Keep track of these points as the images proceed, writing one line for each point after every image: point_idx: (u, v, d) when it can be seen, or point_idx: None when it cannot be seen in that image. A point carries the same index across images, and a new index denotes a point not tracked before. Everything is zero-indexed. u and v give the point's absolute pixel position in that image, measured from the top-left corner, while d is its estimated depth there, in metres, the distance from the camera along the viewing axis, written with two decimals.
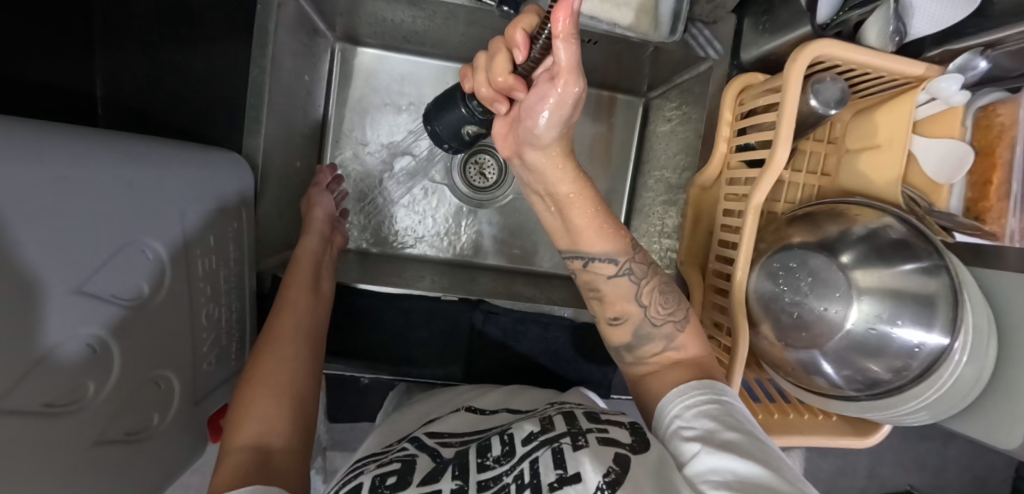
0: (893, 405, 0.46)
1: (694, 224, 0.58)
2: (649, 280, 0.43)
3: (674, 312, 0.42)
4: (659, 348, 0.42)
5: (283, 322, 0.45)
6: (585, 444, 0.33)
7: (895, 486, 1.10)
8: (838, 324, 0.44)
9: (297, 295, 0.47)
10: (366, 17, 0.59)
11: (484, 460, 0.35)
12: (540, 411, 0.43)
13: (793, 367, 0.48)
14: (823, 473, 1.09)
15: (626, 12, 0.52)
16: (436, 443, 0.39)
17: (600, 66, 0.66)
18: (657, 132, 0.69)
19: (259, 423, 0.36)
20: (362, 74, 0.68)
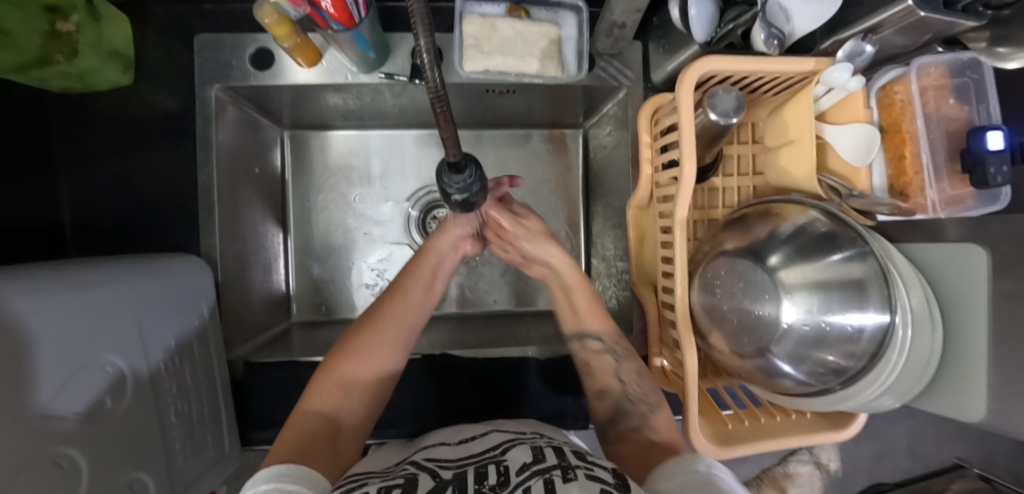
0: (859, 396, 0.45)
1: (638, 243, 0.59)
2: (627, 360, 0.53)
3: (647, 394, 0.51)
4: (634, 424, 0.49)
5: (395, 304, 0.52)
6: (574, 477, 0.36)
7: (940, 463, 1.05)
8: (781, 318, 0.45)
9: (415, 290, 0.54)
10: (305, 107, 0.65)
11: (481, 487, 0.37)
12: (529, 436, 0.46)
13: (754, 376, 0.48)
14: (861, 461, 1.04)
15: (532, 61, 0.55)
16: (434, 467, 0.42)
17: (530, 111, 0.70)
18: (597, 159, 0.72)
19: (334, 396, 0.44)
20: (313, 155, 0.73)
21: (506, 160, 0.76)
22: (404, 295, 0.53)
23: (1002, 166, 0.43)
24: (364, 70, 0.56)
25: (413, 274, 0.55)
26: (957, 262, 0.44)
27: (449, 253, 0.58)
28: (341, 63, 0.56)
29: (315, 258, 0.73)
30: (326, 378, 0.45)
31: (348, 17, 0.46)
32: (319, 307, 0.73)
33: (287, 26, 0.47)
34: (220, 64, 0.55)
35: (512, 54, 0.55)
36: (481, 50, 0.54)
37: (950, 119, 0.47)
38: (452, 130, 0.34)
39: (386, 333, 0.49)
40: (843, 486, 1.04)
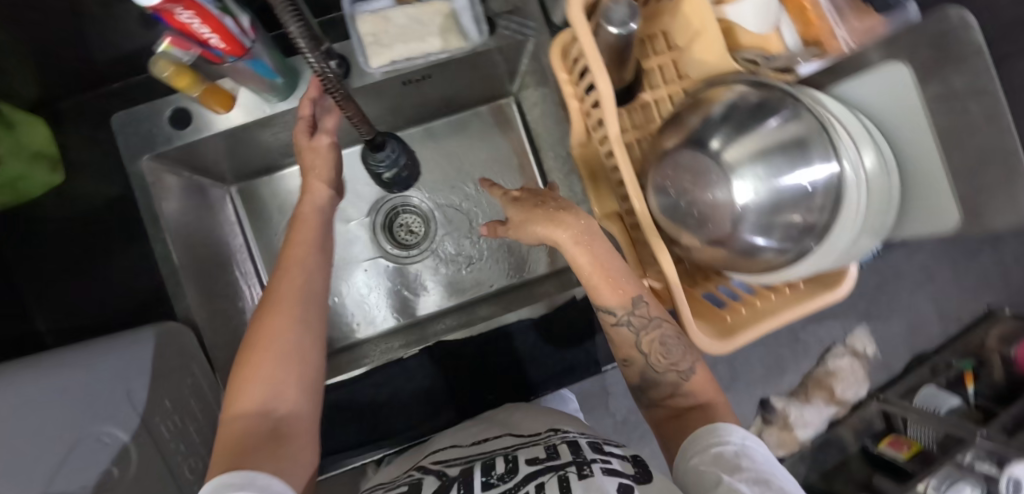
0: (838, 243, 0.45)
1: (593, 178, 0.59)
2: (650, 330, 0.48)
3: (677, 362, 0.48)
4: (668, 393, 0.48)
5: (287, 269, 0.44)
6: (590, 472, 0.36)
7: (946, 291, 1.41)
8: (736, 200, 0.45)
9: (304, 245, 0.47)
10: (242, 156, 0.66)
11: (488, 480, 0.39)
12: (543, 435, 0.46)
13: (735, 261, 0.48)
14: (896, 336, 1.38)
15: (432, 39, 0.56)
16: (440, 468, 0.43)
17: (457, 93, 0.71)
18: (536, 120, 0.73)
19: (262, 386, 0.37)
20: (266, 201, 0.74)
21: (453, 150, 0.77)
22: (288, 264, 0.45)
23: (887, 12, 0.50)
24: (280, 97, 0.57)
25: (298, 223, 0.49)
26: (885, 86, 0.44)
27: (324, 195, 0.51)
28: (255, 98, 0.57)
29: None
30: (246, 370, 0.38)
31: (239, 46, 0.47)
32: None
33: (187, 76, 0.48)
34: (142, 136, 0.56)
35: (411, 39, 0.55)
36: (382, 44, 0.55)
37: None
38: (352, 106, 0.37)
39: (290, 302, 0.42)
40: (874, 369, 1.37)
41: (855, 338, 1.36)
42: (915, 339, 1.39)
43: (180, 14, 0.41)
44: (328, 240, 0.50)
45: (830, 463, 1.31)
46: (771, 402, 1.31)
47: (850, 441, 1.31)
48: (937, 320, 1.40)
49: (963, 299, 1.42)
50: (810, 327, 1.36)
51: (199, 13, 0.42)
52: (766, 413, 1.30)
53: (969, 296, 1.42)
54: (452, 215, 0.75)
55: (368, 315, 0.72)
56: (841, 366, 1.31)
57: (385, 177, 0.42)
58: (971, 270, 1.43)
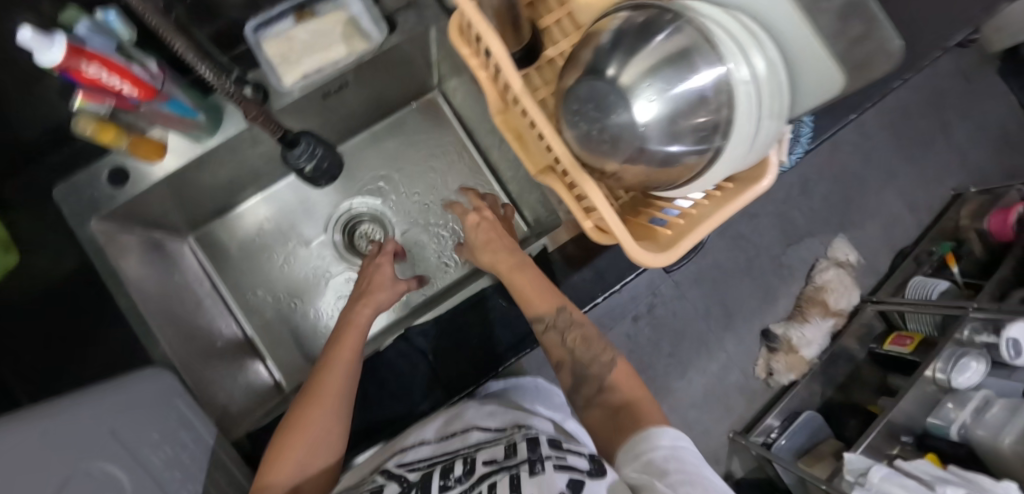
0: (743, 131, 0.47)
1: (518, 138, 0.61)
2: (572, 330, 0.61)
3: (598, 355, 0.60)
4: (595, 389, 0.59)
5: (328, 368, 0.56)
6: (539, 469, 0.46)
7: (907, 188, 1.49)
8: (638, 119, 0.47)
9: (347, 348, 0.58)
10: (190, 202, 0.68)
11: (446, 482, 0.50)
12: (509, 433, 0.56)
13: (656, 170, 0.50)
14: (874, 240, 1.45)
15: (337, 45, 0.59)
16: (402, 472, 0.54)
17: (382, 96, 0.74)
18: (465, 106, 0.77)
19: (293, 464, 0.51)
20: (225, 242, 0.76)
21: (394, 152, 0.80)
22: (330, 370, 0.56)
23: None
24: (209, 133, 0.59)
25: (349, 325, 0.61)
26: None
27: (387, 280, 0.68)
28: (185, 141, 0.59)
29: (275, 324, 0.75)
30: (286, 446, 0.51)
31: (150, 89, 0.50)
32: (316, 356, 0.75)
33: (111, 129, 0.51)
34: (85, 202, 0.57)
35: (319, 48, 0.58)
36: (291, 61, 0.58)
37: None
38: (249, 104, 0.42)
39: (325, 398, 0.54)
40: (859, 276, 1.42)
41: (835, 250, 1.41)
42: (890, 238, 1.46)
43: (88, 70, 0.44)
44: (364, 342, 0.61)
45: (842, 373, 1.34)
46: (772, 330, 1.35)
47: (855, 348, 1.35)
48: (910, 215, 1.48)
49: (925, 192, 1.50)
50: (789, 250, 1.41)
51: (108, 66, 0.45)
52: (769, 342, 1.35)
53: (927, 188, 1.50)
54: (406, 214, 0.80)
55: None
56: (829, 279, 1.36)
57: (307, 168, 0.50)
58: (924, 163, 1.51)
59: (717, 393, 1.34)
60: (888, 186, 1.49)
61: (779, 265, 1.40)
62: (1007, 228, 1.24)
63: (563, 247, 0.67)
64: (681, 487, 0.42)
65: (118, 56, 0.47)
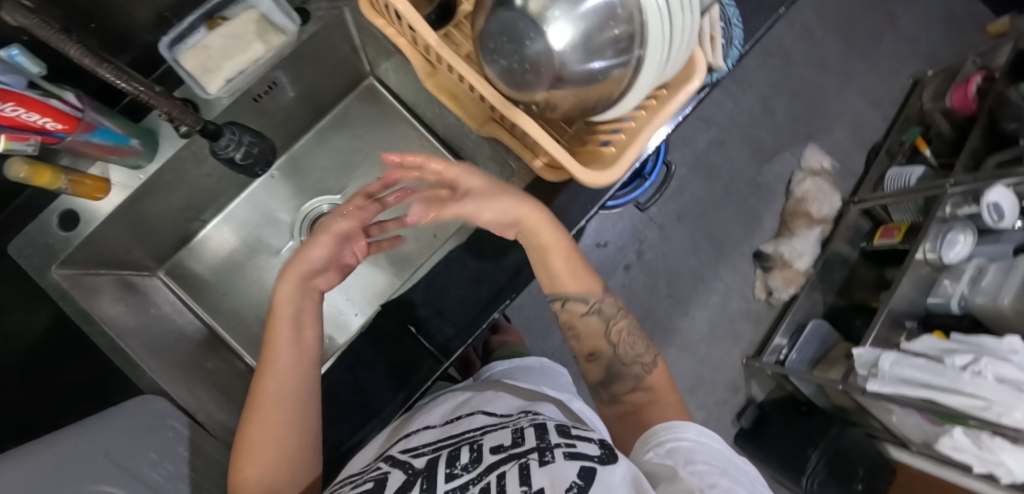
0: (654, 29, 0.44)
1: (452, 97, 0.61)
2: (615, 322, 0.65)
3: (640, 355, 0.64)
4: (627, 387, 0.62)
5: (267, 380, 0.52)
6: (548, 459, 0.47)
7: (866, 85, 1.50)
8: (555, 46, 0.45)
9: (282, 348, 0.54)
10: (151, 234, 0.69)
11: (453, 469, 0.50)
12: (515, 419, 0.58)
13: (584, 91, 0.50)
14: (843, 141, 1.46)
15: (255, 45, 0.59)
16: (406, 458, 0.54)
17: (315, 92, 0.73)
18: (401, 86, 0.76)
19: (256, 483, 0.49)
20: (197, 269, 0.77)
21: (343, 149, 0.81)
22: (275, 348, 0.54)
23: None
24: (148, 159, 0.59)
25: (276, 324, 0.55)
26: None
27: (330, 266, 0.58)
28: (126, 170, 0.59)
29: (263, 337, 0.76)
30: (239, 468, 0.50)
31: (71, 118, 0.49)
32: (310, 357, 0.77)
33: (46, 170, 0.52)
34: (40, 251, 0.57)
35: (238, 52, 0.59)
36: (211, 69, 0.58)
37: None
38: (168, 106, 0.46)
39: (269, 413, 0.51)
40: (836, 181, 1.43)
41: (809, 159, 1.41)
42: (859, 137, 1.47)
43: (5, 111, 0.43)
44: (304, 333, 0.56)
45: (839, 277, 1.35)
46: (763, 251, 1.36)
47: (847, 250, 1.36)
48: (873, 111, 1.49)
49: (884, 85, 1.51)
50: (764, 169, 1.41)
51: (22, 102, 0.44)
52: (763, 262, 1.36)
53: (885, 80, 1.51)
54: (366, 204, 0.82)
55: (337, 320, 0.80)
56: (808, 189, 1.36)
57: (236, 155, 0.57)
58: (877, 57, 1.51)
59: (723, 324, 1.35)
60: (847, 86, 1.49)
61: (757, 186, 1.40)
62: (969, 101, 1.23)
63: (525, 197, 0.67)
64: (708, 477, 0.44)
65: (32, 92, 0.46)
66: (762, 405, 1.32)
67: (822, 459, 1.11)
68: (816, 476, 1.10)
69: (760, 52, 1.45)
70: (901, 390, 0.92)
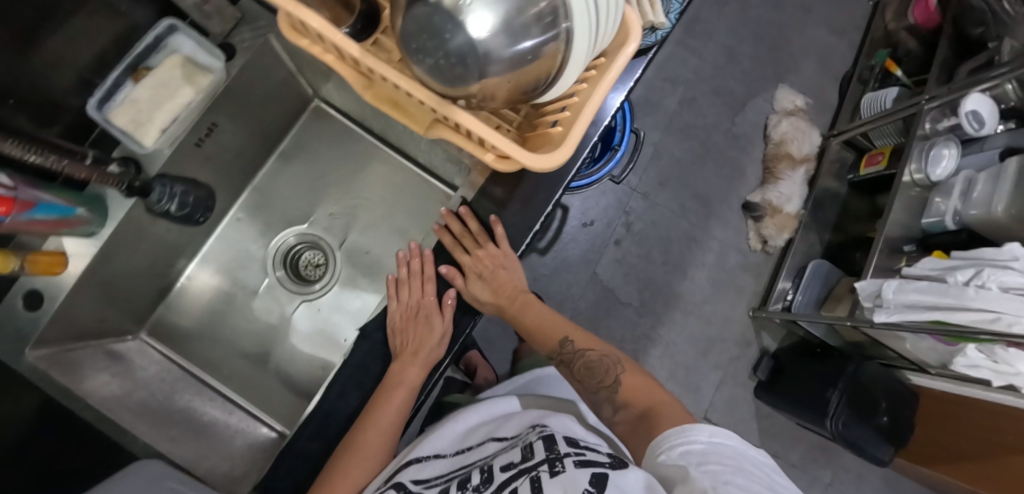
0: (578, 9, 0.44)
1: (396, 106, 0.58)
2: (580, 358, 0.72)
3: (605, 379, 0.70)
4: (611, 407, 0.69)
5: (363, 437, 0.59)
6: (557, 469, 0.54)
7: (827, 14, 1.47)
8: (476, 35, 0.42)
9: (386, 416, 0.60)
10: (123, 297, 0.68)
11: (471, 490, 0.58)
12: (522, 437, 0.65)
13: (519, 74, 0.47)
14: (812, 75, 1.43)
15: (186, 90, 0.58)
16: (422, 488, 0.61)
17: (262, 126, 0.71)
18: (346, 103, 0.74)
19: None
20: (177, 322, 0.76)
21: (304, 177, 0.80)
22: (376, 411, 0.60)
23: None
24: (100, 224, 0.58)
25: (393, 386, 0.62)
26: None
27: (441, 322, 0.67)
28: (80, 240, 0.58)
29: (258, 377, 0.76)
30: None
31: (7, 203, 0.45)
32: (308, 388, 0.76)
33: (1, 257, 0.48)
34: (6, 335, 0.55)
35: (169, 100, 0.57)
36: (144, 123, 0.56)
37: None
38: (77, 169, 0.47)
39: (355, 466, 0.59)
40: (812, 116, 1.41)
41: (782, 100, 1.38)
42: (829, 68, 1.44)
43: None
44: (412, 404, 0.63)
45: (831, 213, 1.34)
46: (750, 200, 1.34)
47: (835, 185, 1.34)
48: (837, 39, 1.46)
49: (843, 11, 1.47)
50: (738, 118, 1.38)
51: None
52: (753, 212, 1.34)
53: (845, 6, 1.48)
54: (335, 226, 0.81)
55: (329, 342, 0.79)
56: (785, 131, 1.34)
57: (172, 207, 0.60)
58: None
59: (724, 280, 1.33)
60: (808, 18, 1.46)
61: (734, 137, 1.37)
62: (931, 13, 1.20)
63: (487, 191, 0.65)
64: (720, 476, 0.49)
65: None
66: (776, 355, 1.30)
67: (842, 397, 1.08)
68: (838, 415, 1.08)
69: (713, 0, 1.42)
70: (910, 316, 0.90)
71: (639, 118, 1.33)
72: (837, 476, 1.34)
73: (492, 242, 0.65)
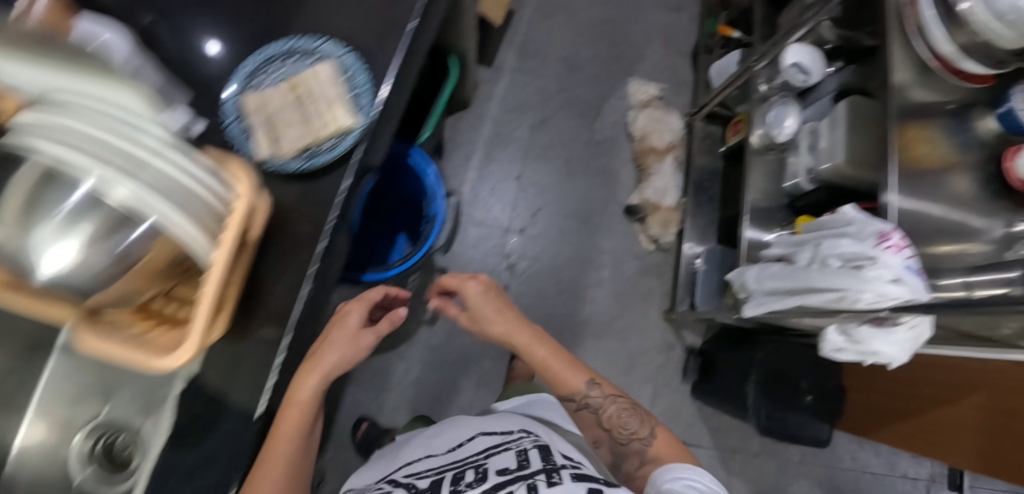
0: (134, 195, 0.40)
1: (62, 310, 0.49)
2: (607, 407, 0.77)
3: (635, 431, 0.74)
4: (638, 462, 0.71)
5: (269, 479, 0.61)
6: (552, 479, 0.60)
7: None
8: (47, 270, 0.43)
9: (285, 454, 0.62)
10: None
11: (458, 483, 0.66)
12: (518, 440, 0.74)
13: (128, 268, 0.45)
14: (658, 58, 1.39)
15: None
16: (409, 480, 0.71)
17: None
18: None
19: None
20: None
21: None
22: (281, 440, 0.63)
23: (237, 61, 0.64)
24: None
25: (288, 422, 0.64)
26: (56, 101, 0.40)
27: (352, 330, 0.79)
28: None
29: None
30: None
31: None
32: None
33: None
34: None
35: None
36: None
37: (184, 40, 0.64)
38: None
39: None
40: (670, 98, 1.36)
41: (636, 92, 1.34)
42: (675, 45, 1.41)
43: None
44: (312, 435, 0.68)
45: (716, 189, 1.28)
46: (630, 203, 1.28)
47: (710, 161, 1.29)
48: (674, 15, 1.43)
49: None
50: (597, 124, 1.33)
51: None
52: (637, 214, 1.28)
53: None
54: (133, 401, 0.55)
55: None
56: (644, 124, 1.30)
57: None
58: None
59: (628, 291, 1.27)
60: (640, 4, 1.42)
61: (597, 145, 1.32)
62: None
63: None
64: None
65: None
66: (700, 351, 1.24)
67: (757, 389, 1.02)
68: (759, 410, 1.02)
69: (539, 15, 1.38)
70: (771, 305, 0.83)
71: (495, 155, 1.29)
72: (805, 451, 1.27)
73: (228, 410, 0.56)
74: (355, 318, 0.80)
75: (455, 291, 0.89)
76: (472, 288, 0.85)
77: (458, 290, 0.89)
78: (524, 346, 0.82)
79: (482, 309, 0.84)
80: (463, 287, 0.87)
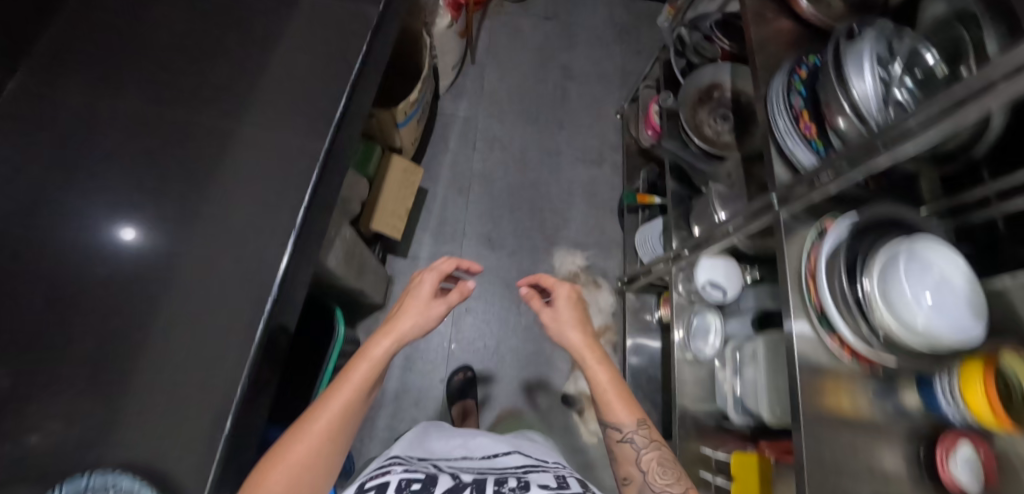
0: None
1: None
2: (647, 451, 0.74)
3: (670, 482, 0.70)
4: None
5: (299, 447, 0.61)
6: None
7: (573, 150, 1.39)
8: None
9: (331, 423, 0.63)
10: None
11: (501, 484, 0.68)
12: (552, 467, 0.79)
13: None
14: (582, 220, 1.32)
15: None
16: (452, 471, 0.73)
17: None
18: None
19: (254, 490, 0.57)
20: None
21: None
22: (329, 404, 0.64)
23: (139, 253, 0.60)
24: None
25: (345, 385, 0.66)
26: None
27: (424, 298, 0.80)
28: None
29: None
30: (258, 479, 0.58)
31: None
32: None
33: None
34: None
35: None
36: None
37: (67, 229, 0.58)
38: None
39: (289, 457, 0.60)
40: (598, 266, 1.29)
41: (562, 265, 1.27)
42: (601, 202, 1.35)
43: None
44: (364, 402, 0.68)
45: (656, 367, 1.19)
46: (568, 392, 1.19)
47: (645, 336, 1.21)
48: (594, 169, 1.38)
49: (588, 140, 1.41)
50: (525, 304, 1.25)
51: None
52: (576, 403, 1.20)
53: (593, 130, 1.42)
54: None
55: None
56: None
57: None
58: (570, 115, 1.42)
59: None
60: (560, 161, 1.37)
61: (526, 329, 1.23)
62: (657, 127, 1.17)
63: None
64: None
65: None
66: None
67: None
68: None
69: (454, 189, 1.31)
70: None
71: (421, 352, 1.19)
72: None
73: None
74: (427, 287, 0.81)
75: (555, 285, 0.90)
76: (567, 292, 0.89)
77: (552, 288, 0.90)
78: (600, 356, 0.79)
79: (571, 311, 0.86)
80: (553, 284, 0.91)
